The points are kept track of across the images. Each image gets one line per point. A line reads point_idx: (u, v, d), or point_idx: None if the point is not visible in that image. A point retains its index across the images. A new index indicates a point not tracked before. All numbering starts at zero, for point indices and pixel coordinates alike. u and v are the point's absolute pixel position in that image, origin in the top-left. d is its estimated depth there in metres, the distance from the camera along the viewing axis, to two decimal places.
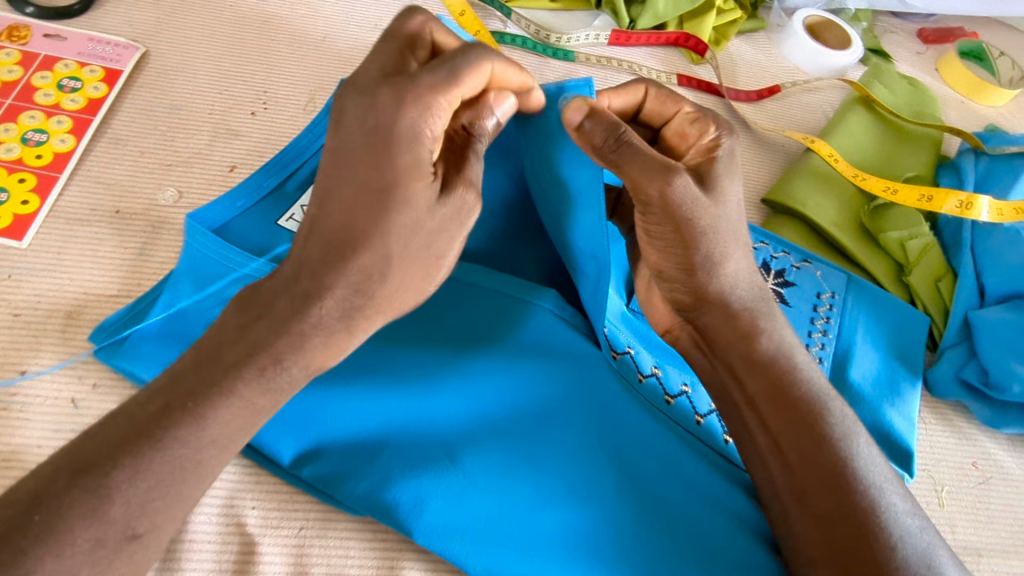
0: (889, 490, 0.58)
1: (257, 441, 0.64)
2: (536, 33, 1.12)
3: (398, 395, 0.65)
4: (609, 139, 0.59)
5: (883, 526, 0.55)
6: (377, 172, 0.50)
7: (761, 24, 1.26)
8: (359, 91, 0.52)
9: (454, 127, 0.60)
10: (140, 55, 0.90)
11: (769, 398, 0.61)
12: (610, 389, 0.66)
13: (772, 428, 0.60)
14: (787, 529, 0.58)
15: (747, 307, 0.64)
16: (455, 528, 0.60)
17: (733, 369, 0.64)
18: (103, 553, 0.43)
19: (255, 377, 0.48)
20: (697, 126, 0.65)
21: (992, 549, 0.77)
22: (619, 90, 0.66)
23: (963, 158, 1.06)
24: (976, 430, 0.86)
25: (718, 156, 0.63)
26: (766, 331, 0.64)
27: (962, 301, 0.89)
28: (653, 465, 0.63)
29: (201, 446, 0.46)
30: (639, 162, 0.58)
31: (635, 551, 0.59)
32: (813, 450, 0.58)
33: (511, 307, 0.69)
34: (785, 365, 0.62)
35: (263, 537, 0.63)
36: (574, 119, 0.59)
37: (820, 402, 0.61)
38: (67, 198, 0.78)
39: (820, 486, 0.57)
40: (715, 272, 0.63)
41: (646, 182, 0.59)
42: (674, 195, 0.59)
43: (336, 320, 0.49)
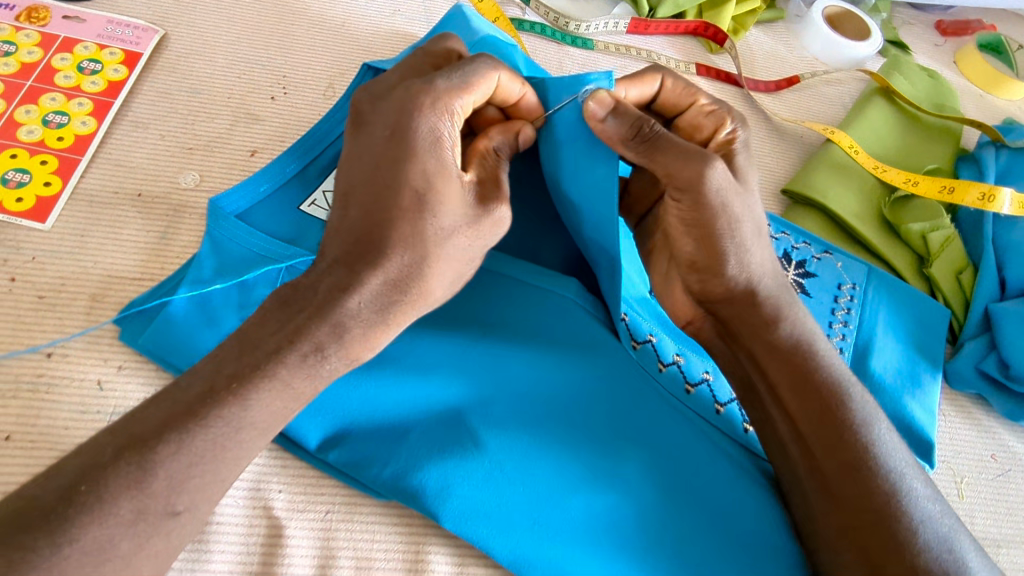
0: (911, 475, 0.58)
1: (285, 426, 0.64)
2: (555, 21, 1.11)
3: (424, 380, 0.65)
4: (636, 135, 0.58)
5: (906, 512, 0.55)
6: (402, 174, 0.51)
7: (779, 15, 1.25)
8: (380, 96, 0.56)
9: (484, 147, 0.58)
10: (159, 38, 0.89)
11: (790, 385, 0.60)
12: (629, 378, 0.66)
13: (794, 415, 0.60)
14: (810, 515, 0.59)
15: (772, 296, 0.62)
16: (481, 512, 0.60)
17: (756, 360, 0.63)
18: (144, 525, 0.43)
19: (297, 361, 0.48)
20: (712, 119, 0.63)
21: (1012, 541, 0.77)
22: (635, 80, 0.63)
23: (984, 151, 1.05)
24: (996, 423, 0.86)
25: (736, 149, 0.63)
26: (790, 317, 0.63)
27: (982, 293, 0.89)
28: (676, 453, 0.63)
29: (240, 427, 0.46)
30: (671, 150, 0.57)
31: (658, 537, 0.60)
32: (835, 436, 0.58)
33: (533, 296, 0.69)
34: (808, 353, 0.61)
35: (290, 521, 0.63)
36: (597, 113, 0.58)
37: (842, 387, 0.60)
38: (89, 180, 0.78)
39: (840, 470, 0.57)
40: (742, 263, 0.60)
41: (677, 168, 0.57)
42: (710, 182, 0.57)
43: (374, 313, 0.50)
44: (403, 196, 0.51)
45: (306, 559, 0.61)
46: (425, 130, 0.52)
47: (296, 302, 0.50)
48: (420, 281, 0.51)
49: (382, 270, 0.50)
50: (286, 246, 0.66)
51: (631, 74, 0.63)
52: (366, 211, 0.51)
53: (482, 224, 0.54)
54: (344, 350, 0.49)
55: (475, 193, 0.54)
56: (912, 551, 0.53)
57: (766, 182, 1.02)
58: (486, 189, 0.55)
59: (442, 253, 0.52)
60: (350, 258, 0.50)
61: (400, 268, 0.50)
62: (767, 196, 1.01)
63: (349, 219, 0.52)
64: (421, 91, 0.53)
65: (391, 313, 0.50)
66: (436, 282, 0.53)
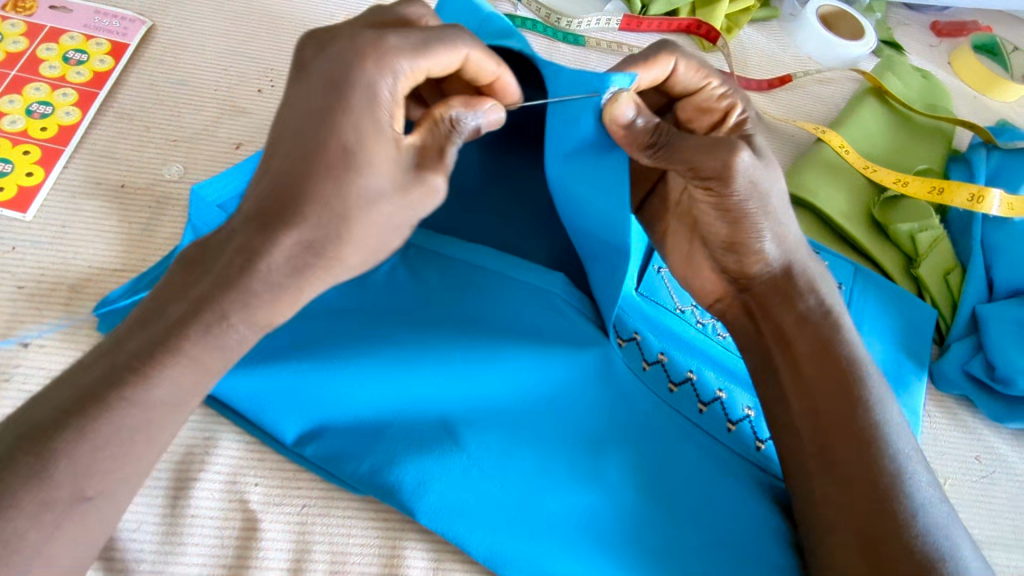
0: (915, 461, 0.58)
1: (263, 419, 0.64)
2: (546, 16, 1.10)
3: (407, 375, 0.64)
4: (654, 136, 0.59)
5: (904, 494, 0.55)
6: (332, 126, 0.49)
7: (774, 14, 1.24)
8: (325, 46, 0.53)
9: (440, 112, 0.54)
10: (146, 29, 0.89)
11: (817, 356, 0.61)
12: (619, 376, 0.65)
13: (811, 390, 0.60)
14: (811, 495, 0.58)
15: (795, 280, 0.65)
16: (459, 508, 0.60)
17: (782, 330, 0.64)
18: (50, 516, 0.44)
19: (201, 334, 0.47)
20: (721, 104, 0.66)
21: (993, 542, 0.77)
22: (646, 65, 0.61)
23: (975, 152, 1.05)
24: (982, 424, 0.85)
25: (746, 134, 0.66)
26: (812, 298, 0.64)
27: (970, 295, 0.88)
28: (655, 454, 0.63)
29: (148, 406, 0.46)
30: (694, 143, 0.60)
31: (639, 535, 0.60)
32: (846, 412, 0.58)
33: (518, 293, 0.68)
34: (832, 324, 0.63)
35: (265, 514, 0.62)
36: (626, 115, 0.57)
37: (857, 363, 0.61)
38: (71, 171, 0.78)
39: (849, 448, 0.57)
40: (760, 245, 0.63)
41: (702, 158, 0.59)
42: (737, 166, 0.59)
43: (285, 276, 0.48)
44: (329, 150, 0.49)
45: (280, 554, 0.60)
46: (366, 92, 0.50)
47: (271, 299, 0.48)
48: (336, 243, 0.49)
49: (296, 228, 0.48)
50: None
51: (638, 58, 0.62)
52: (286, 161, 0.49)
53: (411, 193, 0.52)
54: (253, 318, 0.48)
55: (411, 158, 0.53)
56: (906, 533, 0.53)
57: None
58: (426, 157, 0.53)
59: (364, 216, 0.50)
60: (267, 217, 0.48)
61: (316, 232, 0.48)
62: None
63: (271, 167, 0.50)
64: (370, 48, 0.51)
65: (303, 277, 0.49)
66: (350, 253, 0.50)
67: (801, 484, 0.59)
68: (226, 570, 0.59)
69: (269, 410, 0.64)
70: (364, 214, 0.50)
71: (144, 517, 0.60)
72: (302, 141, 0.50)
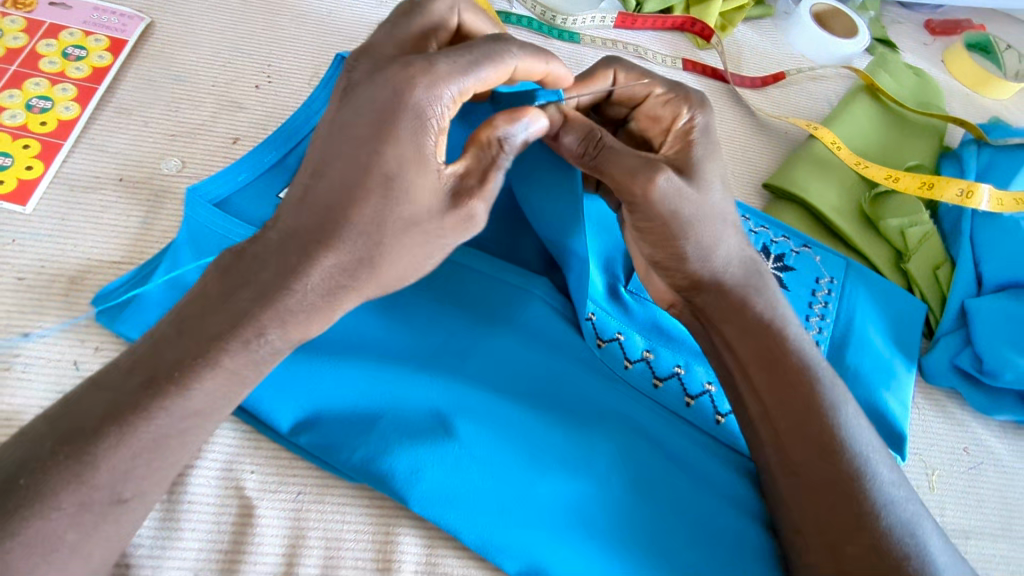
0: (876, 459, 0.59)
1: (256, 408, 0.65)
2: (542, 14, 1.11)
3: (396, 371, 0.66)
4: (587, 148, 0.61)
5: (871, 492, 0.56)
6: (376, 154, 0.51)
7: (767, 11, 1.26)
8: (377, 70, 0.54)
9: (486, 135, 0.55)
10: (145, 26, 0.90)
11: (761, 365, 0.62)
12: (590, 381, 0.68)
13: (765, 398, 0.61)
14: (779, 495, 0.59)
15: (739, 285, 0.64)
16: (450, 498, 0.61)
17: (728, 340, 0.64)
18: (89, 516, 0.45)
19: (240, 349, 0.49)
20: (668, 108, 0.66)
21: (980, 532, 0.78)
22: (584, 85, 0.67)
23: (966, 149, 1.06)
24: (970, 417, 0.86)
25: (694, 140, 0.64)
26: (760, 304, 0.64)
27: (959, 289, 0.89)
28: (640, 447, 0.65)
29: (183, 415, 0.47)
30: (618, 163, 0.60)
31: (624, 524, 0.61)
32: (800, 417, 0.59)
33: (505, 294, 0.71)
34: (777, 331, 0.63)
35: (261, 500, 0.63)
36: (553, 130, 0.62)
37: (810, 367, 0.61)
38: (70, 164, 0.79)
39: (808, 453, 0.58)
40: (708, 257, 0.63)
41: (628, 178, 0.60)
42: (655, 193, 0.59)
43: (320, 298, 0.50)
44: (371, 177, 0.50)
45: (275, 541, 0.61)
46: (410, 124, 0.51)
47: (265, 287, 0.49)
48: (369, 267, 0.51)
49: (335, 251, 0.50)
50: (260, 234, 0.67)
51: (582, 78, 0.68)
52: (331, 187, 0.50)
53: (449, 217, 0.54)
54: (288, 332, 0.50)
55: (454, 185, 0.54)
56: (873, 531, 0.54)
57: (748, 176, 1.03)
58: (468, 182, 0.54)
59: (399, 238, 0.51)
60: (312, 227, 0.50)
61: (350, 257, 0.50)
62: (750, 190, 1.02)
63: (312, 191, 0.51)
64: (420, 69, 0.52)
65: (337, 297, 0.50)
66: (388, 267, 0.52)
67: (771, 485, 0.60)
68: (222, 557, 0.60)
69: (267, 398, 0.65)
70: (398, 240, 0.51)
71: None
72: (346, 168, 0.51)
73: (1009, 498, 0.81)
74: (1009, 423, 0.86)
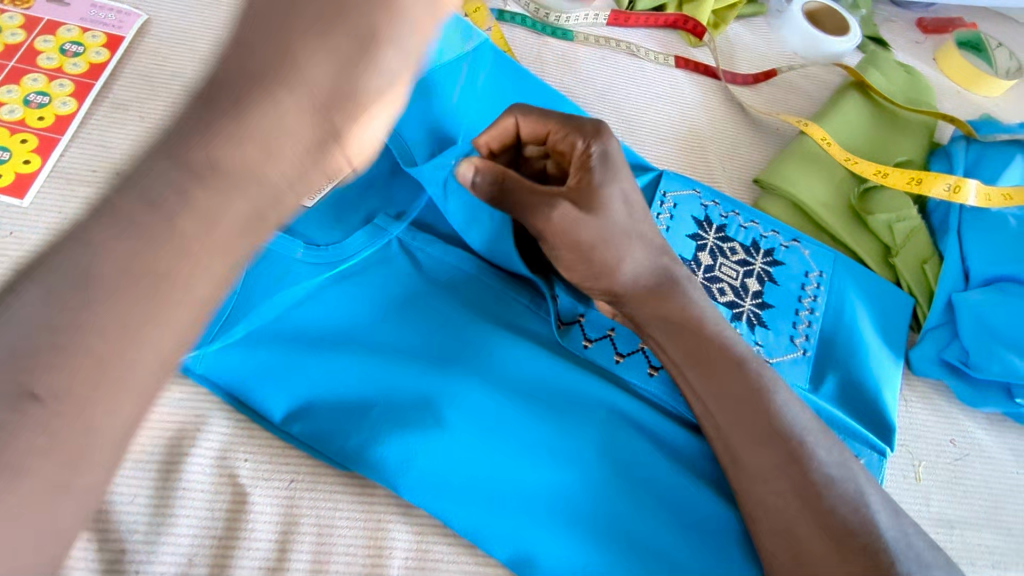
0: (816, 439, 0.62)
1: (248, 398, 0.66)
2: (535, 12, 1.13)
3: (376, 359, 0.67)
4: (495, 188, 0.63)
5: (813, 472, 0.59)
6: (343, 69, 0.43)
7: (760, 10, 1.26)
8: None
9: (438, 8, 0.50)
10: (142, 23, 0.91)
11: (693, 363, 0.66)
12: (574, 370, 0.70)
13: (700, 393, 0.65)
14: (734, 484, 0.62)
15: (662, 288, 0.68)
16: (440, 484, 0.62)
17: (658, 341, 0.68)
18: None
19: None
20: (566, 142, 0.67)
21: (965, 522, 0.79)
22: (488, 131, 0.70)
23: (955, 145, 1.07)
24: (956, 409, 0.87)
25: (591, 167, 0.65)
26: (684, 305, 0.68)
27: (946, 283, 0.90)
28: (623, 437, 0.66)
29: None
30: (524, 202, 0.63)
31: (610, 513, 0.63)
32: (737, 409, 0.63)
33: (488, 291, 0.74)
34: (700, 330, 0.67)
35: (254, 488, 0.64)
36: (466, 176, 0.63)
37: (739, 361, 0.65)
38: (68, 159, 0.80)
39: (752, 442, 0.61)
40: (614, 276, 0.67)
41: (533, 216, 0.63)
42: (556, 224, 0.63)
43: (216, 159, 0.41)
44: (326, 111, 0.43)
45: (268, 527, 0.63)
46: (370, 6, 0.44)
47: None
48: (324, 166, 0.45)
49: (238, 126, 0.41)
50: None
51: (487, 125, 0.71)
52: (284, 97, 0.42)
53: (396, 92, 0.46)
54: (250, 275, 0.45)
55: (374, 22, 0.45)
56: (820, 508, 0.58)
57: (738, 172, 1.05)
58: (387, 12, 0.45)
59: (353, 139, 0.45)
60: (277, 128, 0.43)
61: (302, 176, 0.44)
62: (741, 186, 1.03)
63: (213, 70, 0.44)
64: None
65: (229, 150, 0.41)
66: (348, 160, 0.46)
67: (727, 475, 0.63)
68: (216, 544, 0.61)
69: (258, 388, 0.66)
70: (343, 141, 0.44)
71: (137, 490, 0.62)
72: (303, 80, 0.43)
73: (993, 489, 0.82)
74: (994, 415, 0.88)
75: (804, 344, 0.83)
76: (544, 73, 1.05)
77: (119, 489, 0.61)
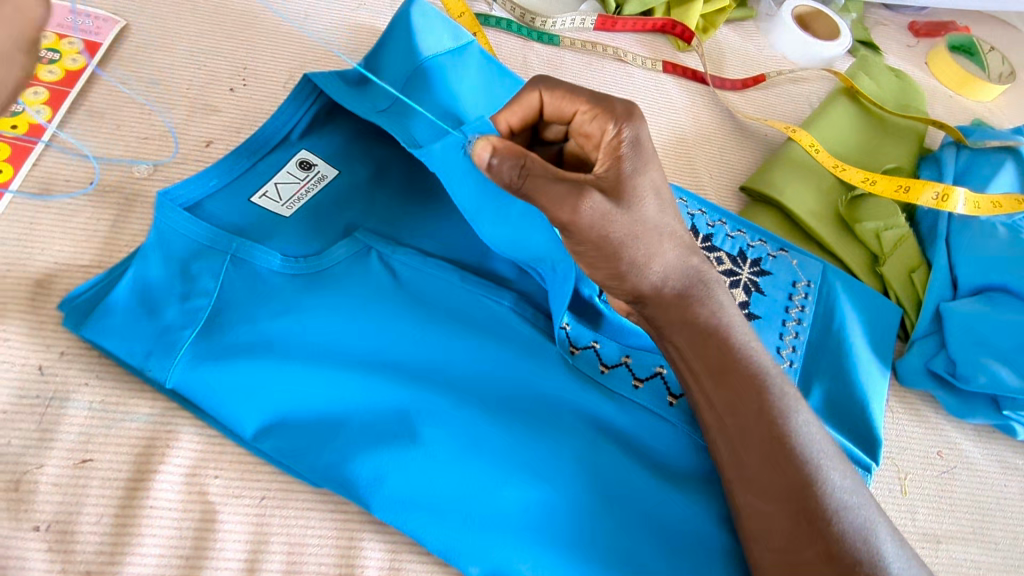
0: (830, 463, 0.60)
1: (217, 414, 0.64)
2: (521, 17, 1.11)
3: (361, 374, 0.66)
4: (514, 175, 0.58)
5: (824, 496, 0.57)
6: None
7: (749, 13, 1.25)
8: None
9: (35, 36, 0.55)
10: (120, 29, 0.90)
11: (714, 374, 0.64)
12: (554, 384, 0.68)
13: (717, 405, 0.63)
14: (735, 499, 0.61)
15: (677, 297, 0.66)
16: (411, 501, 0.61)
17: (680, 349, 0.66)
18: None
19: None
20: (596, 125, 0.65)
21: (951, 536, 0.78)
22: (513, 107, 0.69)
23: (945, 151, 1.07)
24: (943, 421, 0.87)
25: (622, 155, 0.62)
26: (706, 313, 0.66)
27: (934, 293, 0.89)
28: (600, 455, 0.65)
29: None
30: (546, 194, 0.57)
31: (588, 533, 0.62)
32: (751, 425, 0.61)
33: (469, 298, 0.72)
34: (727, 340, 0.65)
35: (223, 506, 0.63)
36: (483, 157, 0.59)
37: (761, 375, 0.63)
38: (41, 167, 0.79)
39: (762, 461, 0.59)
40: (643, 273, 0.64)
41: (555, 208, 0.58)
42: (583, 217, 0.58)
43: None
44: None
45: (236, 547, 0.62)
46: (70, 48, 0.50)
47: None
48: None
49: None
50: (231, 239, 0.68)
51: (510, 101, 0.69)
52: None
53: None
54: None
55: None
56: (829, 535, 0.56)
57: (725, 179, 1.04)
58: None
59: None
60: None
61: None
62: (727, 194, 1.02)
63: None
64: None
65: None
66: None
67: (727, 491, 0.62)
68: (183, 563, 0.60)
69: (224, 406, 0.64)
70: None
71: (104, 510, 0.61)
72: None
73: (980, 501, 0.81)
74: (981, 427, 0.87)
75: (791, 355, 0.81)
76: (530, 78, 1.04)
77: (85, 508, 0.61)
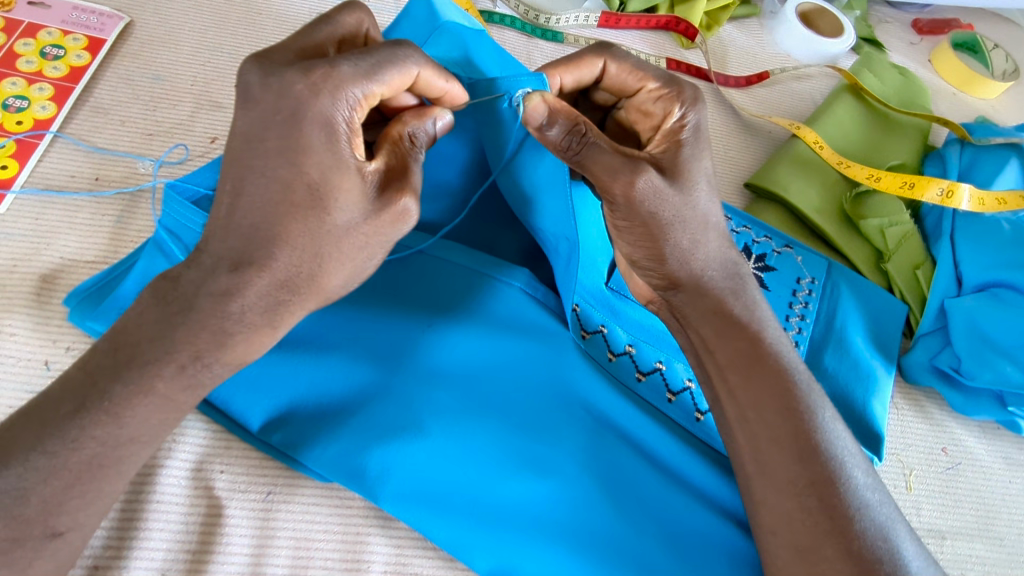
0: (854, 463, 0.60)
1: (226, 405, 0.65)
2: (525, 14, 1.11)
3: (369, 366, 0.66)
4: (571, 142, 0.60)
5: (846, 494, 0.58)
6: (297, 166, 0.52)
7: (753, 11, 1.26)
8: (273, 72, 0.53)
9: (397, 131, 0.58)
10: (124, 25, 0.90)
11: (739, 369, 0.63)
12: (566, 375, 0.68)
13: (740, 399, 0.62)
14: (753, 496, 0.60)
15: (717, 287, 0.66)
16: (419, 493, 0.61)
17: (704, 340, 0.65)
18: (23, 552, 0.47)
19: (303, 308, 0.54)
20: (660, 105, 0.66)
21: (956, 532, 0.78)
22: (571, 68, 0.66)
23: (950, 148, 1.06)
24: (948, 416, 0.87)
25: (683, 139, 0.65)
26: (737, 307, 0.66)
27: (939, 289, 0.88)
28: (608, 450, 0.65)
29: (118, 443, 0.50)
30: (603, 161, 0.60)
31: (599, 526, 0.61)
32: (777, 421, 0.60)
33: (480, 284, 0.71)
34: (755, 336, 0.64)
35: (230, 500, 0.63)
36: (536, 118, 0.60)
37: (788, 372, 0.63)
38: (47, 164, 0.79)
39: (786, 458, 0.59)
40: (686, 260, 0.65)
41: (608, 180, 0.60)
42: (636, 194, 0.60)
43: (258, 315, 0.52)
44: (296, 193, 0.52)
45: (244, 543, 0.62)
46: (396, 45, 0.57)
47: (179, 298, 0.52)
48: (309, 279, 0.54)
49: (268, 271, 0.52)
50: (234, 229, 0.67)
51: (569, 60, 0.67)
52: (258, 205, 0.52)
53: (383, 217, 0.55)
54: (225, 355, 0.52)
55: (376, 181, 0.55)
56: (848, 533, 0.56)
57: (729, 176, 1.03)
58: (392, 174, 0.56)
59: (337, 246, 0.54)
60: (235, 260, 0.52)
61: (290, 270, 0.53)
62: (732, 190, 1.02)
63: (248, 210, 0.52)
64: (319, 78, 0.53)
65: (278, 313, 0.53)
66: (331, 276, 0.55)
67: (743, 483, 0.61)
68: (190, 557, 0.60)
69: (235, 396, 0.65)
70: (337, 246, 0.54)
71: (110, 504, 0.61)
72: (270, 184, 0.52)
73: (986, 497, 0.81)
74: (986, 423, 0.87)
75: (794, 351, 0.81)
76: None
77: None
